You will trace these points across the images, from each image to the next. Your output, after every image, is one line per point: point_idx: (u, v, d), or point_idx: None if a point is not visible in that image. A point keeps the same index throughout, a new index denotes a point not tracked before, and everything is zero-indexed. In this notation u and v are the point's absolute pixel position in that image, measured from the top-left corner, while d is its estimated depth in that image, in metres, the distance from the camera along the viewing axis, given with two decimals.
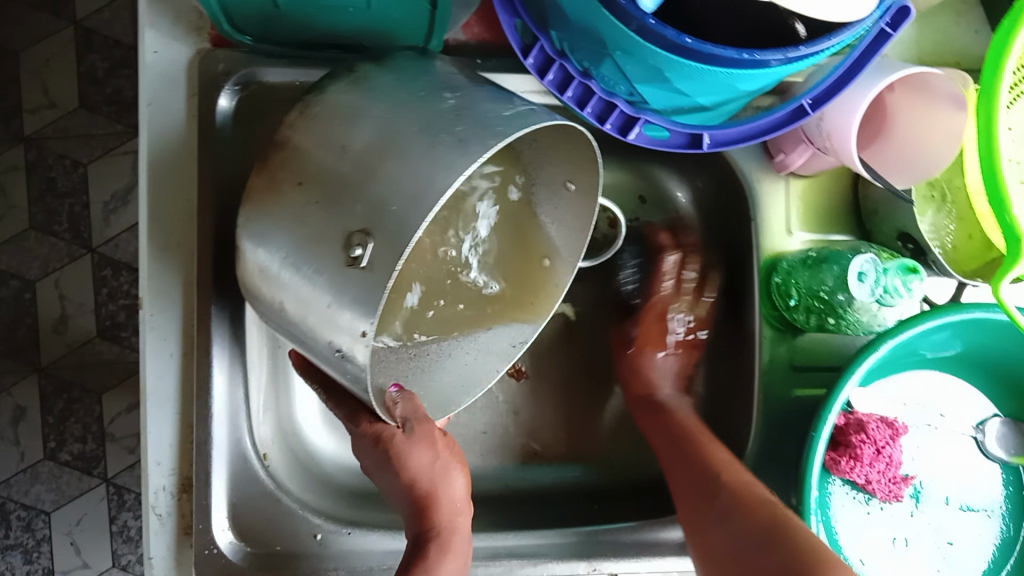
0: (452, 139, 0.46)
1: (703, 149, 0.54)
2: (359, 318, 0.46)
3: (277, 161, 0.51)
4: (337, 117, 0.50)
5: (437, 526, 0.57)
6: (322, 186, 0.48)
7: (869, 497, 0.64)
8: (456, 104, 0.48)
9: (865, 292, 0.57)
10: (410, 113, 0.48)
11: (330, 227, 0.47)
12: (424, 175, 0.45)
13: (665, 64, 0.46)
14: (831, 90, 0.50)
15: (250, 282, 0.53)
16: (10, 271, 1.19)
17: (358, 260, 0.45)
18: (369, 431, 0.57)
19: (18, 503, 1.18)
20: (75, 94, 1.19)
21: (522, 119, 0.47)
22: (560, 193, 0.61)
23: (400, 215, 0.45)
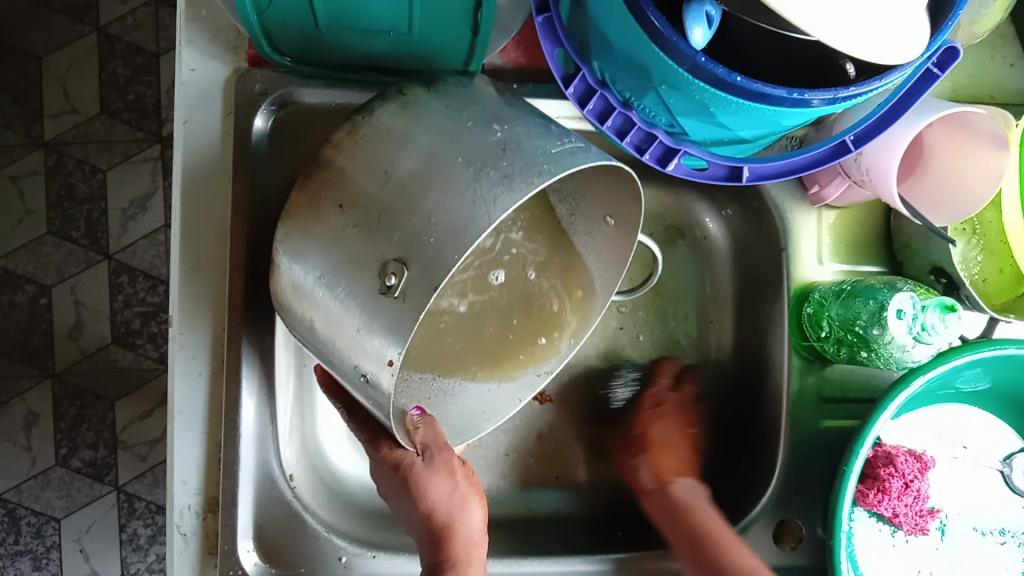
0: (497, 176, 0.45)
1: (742, 182, 0.53)
2: (388, 345, 0.46)
3: (321, 182, 0.51)
4: (384, 141, 0.50)
5: (454, 556, 0.56)
6: (361, 211, 0.48)
7: (895, 530, 0.62)
8: (503, 137, 0.47)
9: (903, 329, 0.56)
10: (458, 143, 0.47)
11: (368, 255, 0.47)
12: (468, 213, 0.45)
13: (711, 100, 0.46)
14: (876, 127, 0.50)
15: (283, 298, 0.53)
16: (26, 275, 1.19)
17: (391, 289, 0.46)
18: (388, 459, 0.58)
19: (28, 509, 1.18)
20: (97, 101, 1.19)
21: (569, 161, 0.46)
22: (599, 229, 0.61)
23: (437, 246, 0.45)
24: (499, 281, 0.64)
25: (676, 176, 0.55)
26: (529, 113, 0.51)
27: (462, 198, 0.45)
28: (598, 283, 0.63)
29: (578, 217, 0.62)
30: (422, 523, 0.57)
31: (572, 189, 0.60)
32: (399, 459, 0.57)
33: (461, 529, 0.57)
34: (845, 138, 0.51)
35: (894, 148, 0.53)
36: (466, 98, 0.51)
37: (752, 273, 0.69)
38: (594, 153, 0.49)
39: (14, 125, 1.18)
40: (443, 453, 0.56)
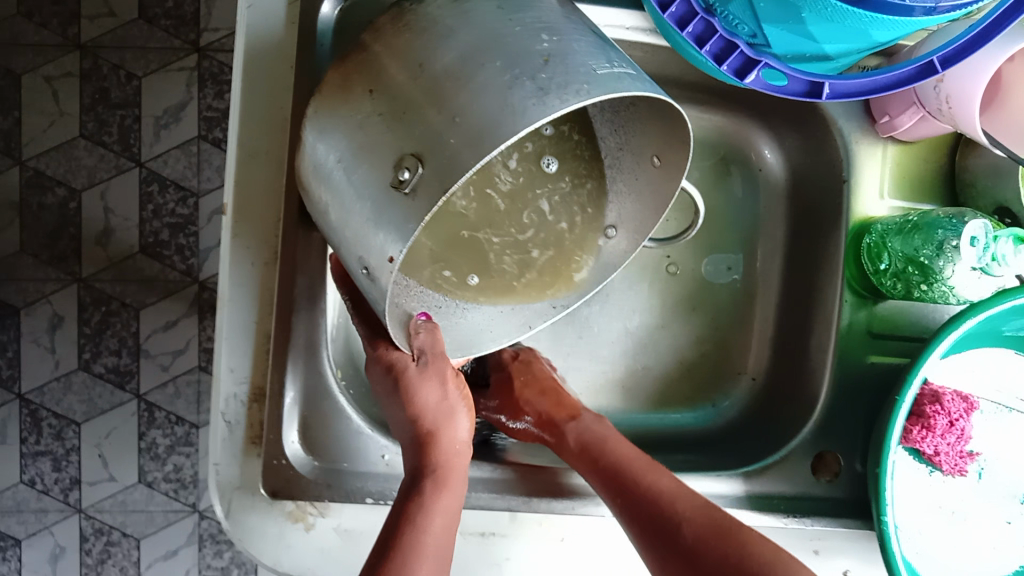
0: (532, 88, 0.42)
1: (821, 99, 0.52)
2: (390, 242, 0.45)
3: (357, 64, 0.48)
4: (423, 34, 0.46)
5: (434, 463, 0.55)
6: (391, 100, 0.46)
7: (933, 470, 0.63)
8: (549, 48, 0.44)
9: (973, 258, 0.56)
10: (500, 44, 0.44)
11: (388, 146, 0.45)
12: (493, 120, 0.42)
13: (805, 3, 0.45)
14: (963, 50, 0.49)
15: (306, 179, 0.52)
16: (56, 178, 1.18)
17: (404, 185, 0.44)
18: (384, 359, 0.58)
19: (49, 411, 1.19)
20: (135, 5, 1.17)
21: (611, 87, 0.43)
22: (646, 167, 0.59)
23: (454, 151, 0.43)
24: (552, 168, 0.63)
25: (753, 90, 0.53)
26: (581, 29, 0.47)
27: (495, 106, 0.42)
28: (631, 224, 0.62)
29: (625, 152, 0.60)
30: (414, 427, 0.57)
31: (622, 121, 0.58)
32: (396, 361, 0.57)
33: (445, 438, 0.57)
34: (931, 59, 0.49)
35: (980, 78, 0.52)
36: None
37: (810, 208, 0.68)
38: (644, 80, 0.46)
39: (51, 25, 1.16)
40: (438, 362, 0.57)
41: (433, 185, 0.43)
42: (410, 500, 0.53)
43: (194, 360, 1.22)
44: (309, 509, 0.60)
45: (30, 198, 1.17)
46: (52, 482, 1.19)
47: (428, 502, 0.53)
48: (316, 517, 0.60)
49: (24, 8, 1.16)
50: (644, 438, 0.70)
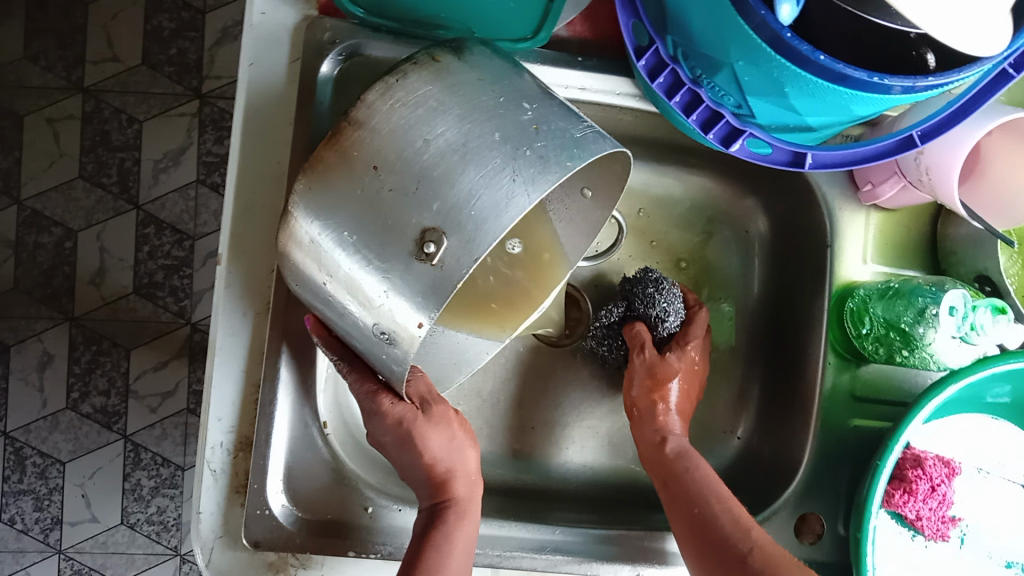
0: (533, 156, 0.45)
1: (804, 168, 0.54)
2: (416, 309, 0.45)
3: (353, 141, 0.46)
4: (413, 109, 0.46)
5: (455, 497, 0.58)
6: (399, 176, 0.45)
7: (915, 534, 0.63)
8: (534, 117, 0.47)
9: (952, 327, 0.56)
10: (493, 117, 0.46)
11: (401, 223, 0.45)
12: (507, 191, 0.44)
13: (788, 78, 0.46)
14: (943, 125, 0.50)
15: (291, 254, 0.49)
16: (53, 218, 1.19)
17: (430, 257, 0.44)
18: (391, 414, 0.57)
19: (34, 450, 1.18)
20: (139, 51, 1.19)
21: (596, 149, 0.47)
22: (575, 199, 0.62)
23: (478, 219, 0.43)
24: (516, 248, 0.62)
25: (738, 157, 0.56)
26: (552, 97, 0.50)
27: (505, 174, 0.44)
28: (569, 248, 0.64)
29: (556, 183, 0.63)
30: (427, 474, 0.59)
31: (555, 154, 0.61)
32: (403, 414, 0.57)
33: (461, 475, 0.59)
34: (912, 133, 0.51)
35: (958, 149, 0.53)
36: (500, 71, 0.49)
37: (794, 270, 0.69)
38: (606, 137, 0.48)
39: (55, 68, 1.18)
40: (443, 411, 0.59)
41: (466, 253, 0.43)
42: (437, 531, 0.56)
43: (182, 402, 1.21)
44: (290, 558, 0.60)
45: (26, 237, 1.18)
46: (33, 523, 1.18)
47: (453, 530, 0.56)
48: (299, 569, 0.60)
49: (29, 52, 1.18)
50: (625, 493, 0.70)
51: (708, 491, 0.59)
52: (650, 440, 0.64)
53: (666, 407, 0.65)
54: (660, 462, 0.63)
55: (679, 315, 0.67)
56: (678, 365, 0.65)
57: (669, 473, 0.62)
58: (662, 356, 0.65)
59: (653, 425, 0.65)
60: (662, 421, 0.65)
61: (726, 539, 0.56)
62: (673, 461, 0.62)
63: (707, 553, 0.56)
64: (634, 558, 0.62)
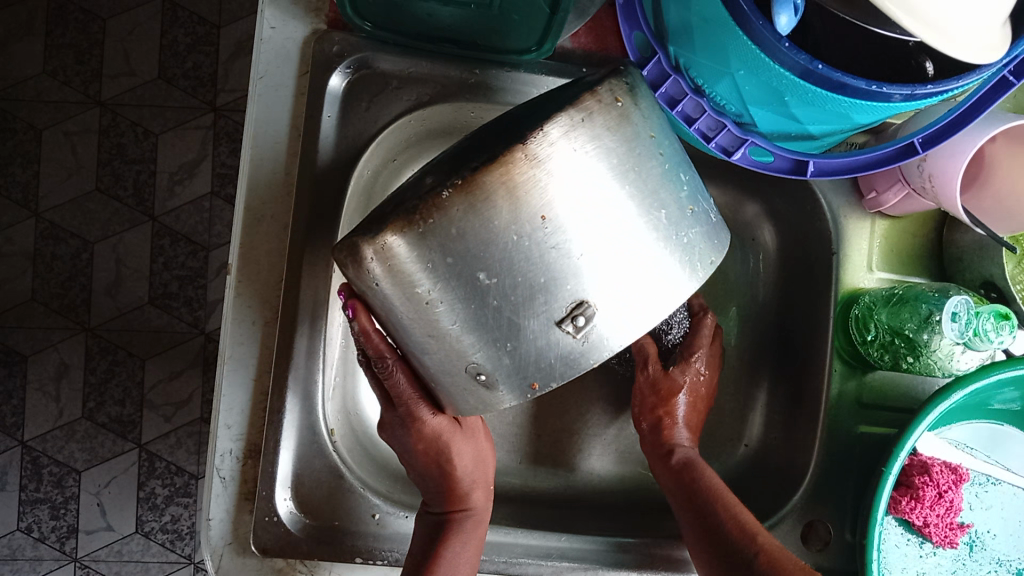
0: (685, 247, 0.45)
1: (806, 176, 0.55)
2: (532, 371, 0.44)
3: (525, 181, 0.41)
4: (592, 160, 0.42)
5: (472, 507, 0.60)
6: (564, 236, 0.42)
7: (923, 541, 0.63)
8: (686, 193, 0.46)
9: (954, 333, 0.56)
10: (660, 189, 0.44)
11: (550, 285, 0.42)
12: (659, 283, 0.44)
13: (787, 88, 0.47)
14: (943, 134, 0.51)
15: (396, 268, 0.42)
16: (70, 230, 1.20)
17: (573, 331, 0.43)
18: (428, 426, 0.57)
19: (51, 459, 1.20)
20: (155, 66, 1.22)
21: (719, 237, 0.48)
22: None
23: (631, 306, 0.43)
24: None
25: (741, 166, 0.56)
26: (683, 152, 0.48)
27: (665, 264, 0.44)
28: None
29: None
30: (441, 480, 0.60)
31: None
32: (439, 427, 0.57)
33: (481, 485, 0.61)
34: (912, 140, 0.52)
35: (961, 157, 0.53)
36: (666, 128, 0.46)
37: (801, 277, 0.69)
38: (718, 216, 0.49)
39: (73, 82, 1.20)
40: (472, 428, 0.61)
41: (615, 336, 0.43)
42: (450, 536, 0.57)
43: (196, 412, 1.23)
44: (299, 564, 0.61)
45: (44, 248, 1.20)
46: (49, 531, 1.19)
47: (467, 536, 0.58)
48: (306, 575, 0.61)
49: (48, 66, 1.20)
50: (634, 501, 0.70)
51: (720, 503, 0.59)
52: (659, 453, 0.64)
53: (673, 421, 0.65)
54: (671, 471, 0.63)
55: (683, 327, 0.68)
56: (683, 379, 0.65)
57: (680, 486, 0.62)
58: (664, 371, 0.65)
59: (660, 440, 0.65)
60: (669, 434, 0.64)
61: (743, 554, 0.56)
62: (686, 462, 0.62)
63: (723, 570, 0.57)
64: (640, 566, 0.63)
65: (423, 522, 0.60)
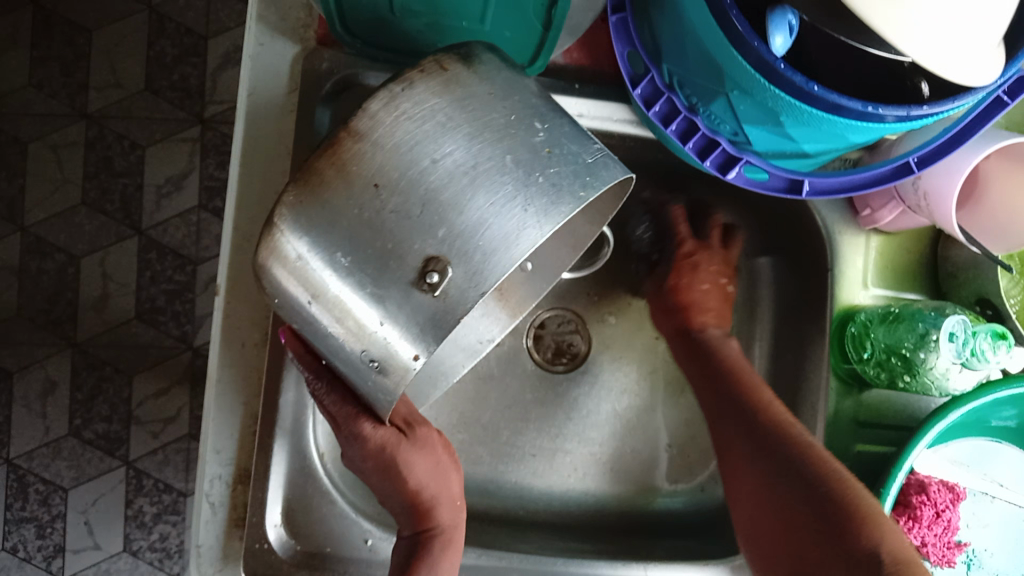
0: (545, 184, 0.43)
1: (801, 195, 0.54)
2: (419, 340, 0.42)
3: (351, 153, 0.43)
4: (417, 125, 0.43)
5: (439, 525, 0.57)
6: (405, 196, 0.43)
7: (921, 561, 0.62)
8: (546, 139, 0.45)
9: (952, 353, 0.56)
10: (501, 138, 0.44)
11: (404, 247, 0.43)
12: (517, 223, 0.42)
13: (783, 108, 0.46)
14: (939, 153, 0.51)
15: (283, 270, 0.45)
16: (56, 244, 1.19)
17: (432, 287, 0.42)
18: (375, 439, 0.56)
19: (37, 477, 1.18)
20: (142, 78, 1.20)
21: (608, 175, 0.45)
22: None
23: (486, 251, 0.42)
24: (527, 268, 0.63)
25: (735, 185, 0.56)
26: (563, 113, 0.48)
27: (522, 206, 0.42)
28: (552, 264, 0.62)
29: None
30: (403, 499, 0.59)
31: None
32: (385, 440, 0.57)
33: (445, 500, 0.59)
34: (908, 159, 0.51)
35: (957, 176, 0.53)
36: (513, 87, 0.46)
37: (796, 293, 0.69)
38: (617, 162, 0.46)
39: (58, 95, 1.19)
40: (424, 437, 0.60)
41: (473, 286, 0.41)
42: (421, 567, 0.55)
43: (184, 428, 1.21)
44: None
45: (29, 262, 1.19)
46: (35, 550, 1.17)
47: (438, 560, 0.55)
48: None
49: (33, 79, 1.19)
50: (630, 521, 0.69)
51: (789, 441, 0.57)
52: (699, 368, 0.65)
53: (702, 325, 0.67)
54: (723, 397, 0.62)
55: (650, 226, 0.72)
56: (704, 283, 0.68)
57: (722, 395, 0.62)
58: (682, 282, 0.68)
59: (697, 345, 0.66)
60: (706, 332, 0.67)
61: (822, 537, 0.52)
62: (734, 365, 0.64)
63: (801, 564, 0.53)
64: None
65: (399, 544, 0.59)
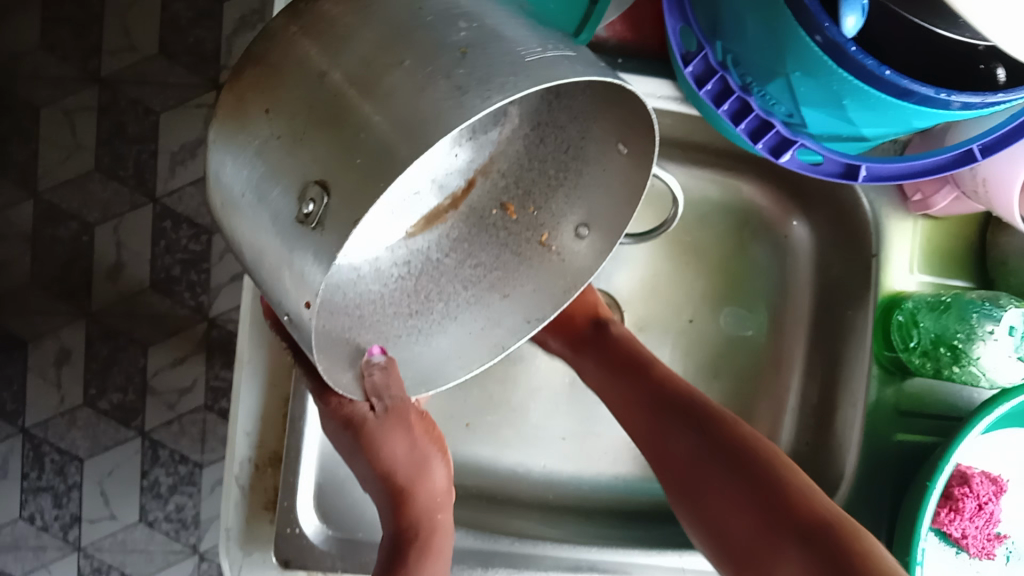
0: (449, 86, 0.35)
1: (857, 181, 0.52)
2: (309, 279, 0.37)
3: (250, 83, 0.39)
4: (327, 35, 0.37)
5: (415, 526, 0.53)
6: (293, 116, 0.37)
7: (960, 551, 0.61)
8: (468, 35, 0.36)
9: (1010, 346, 0.56)
10: (410, 37, 0.36)
11: (292, 171, 0.37)
12: (401, 130, 0.35)
13: (846, 91, 0.44)
14: (1004, 141, 0.49)
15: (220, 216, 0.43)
16: (70, 212, 1.17)
17: (310, 219, 0.36)
18: (340, 411, 0.53)
19: (52, 447, 1.18)
20: (156, 42, 1.17)
21: (545, 74, 0.35)
22: (612, 156, 0.50)
23: (365, 170, 0.35)
24: (585, 233, 0.54)
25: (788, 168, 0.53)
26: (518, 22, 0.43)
27: (417, 115, 0.35)
28: (604, 221, 0.52)
29: (588, 140, 0.50)
30: (384, 483, 0.54)
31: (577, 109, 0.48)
32: (355, 415, 0.53)
33: (422, 492, 0.55)
34: (972, 146, 0.49)
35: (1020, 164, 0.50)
36: None
37: (839, 276, 0.67)
38: (589, 66, 0.38)
39: (71, 59, 1.16)
40: (401, 411, 0.53)
41: (346, 216, 0.35)
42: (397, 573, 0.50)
43: (200, 399, 1.20)
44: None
45: (43, 230, 1.17)
46: (52, 519, 1.17)
47: (413, 568, 0.50)
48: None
49: (45, 42, 1.16)
50: (661, 506, 0.68)
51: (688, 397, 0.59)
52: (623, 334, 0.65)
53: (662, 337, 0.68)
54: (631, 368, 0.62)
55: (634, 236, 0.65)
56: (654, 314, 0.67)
57: (634, 365, 0.62)
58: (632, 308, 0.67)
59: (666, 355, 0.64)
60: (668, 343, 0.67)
61: (766, 523, 0.52)
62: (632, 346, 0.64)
63: (749, 561, 0.52)
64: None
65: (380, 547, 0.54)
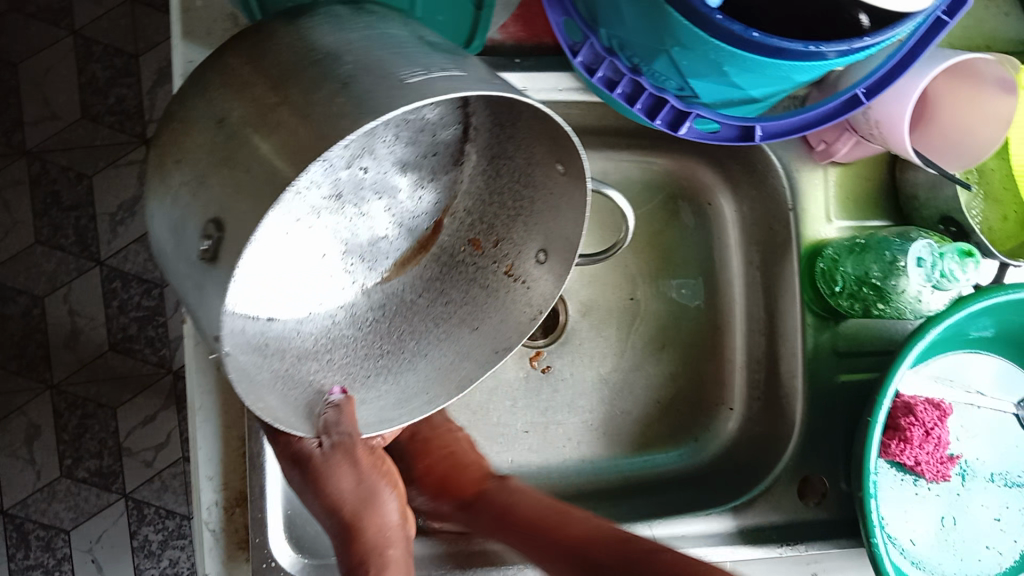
0: (328, 111, 0.36)
1: (755, 141, 0.55)
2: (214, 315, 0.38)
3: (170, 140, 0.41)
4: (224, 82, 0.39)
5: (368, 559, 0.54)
6: (197, 158, 0.39)
7: (917, 479, 0.64)
8: (352, 63, 0.37)
9: (922, 276, 0.58)
10: (300, 73, 0.37)
11: (195, 212, 0.38)
12: (284, 160, 0.36)
13: (726, 59, 0.46)
14: (884, 81, 0.51)
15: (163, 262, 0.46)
16: (16, 288, 1.16)
17: (209, 255, 0.38)
18: (288, 448, 0.53)
19: (35, 524, 1.16)
20: (77, 106, 1.17)
21: (423, 86, 0.36)
22: (552, 175, 0.50)
23: (250, 199, 0.36)
24: (541, 258, 0.54)
25: (689, 139, 0.56)
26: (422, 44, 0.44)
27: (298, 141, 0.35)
28: (559, 244, 0.53)
29: (533, 166, 0.51)
30: (334, 517, 0.55)
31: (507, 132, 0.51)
32: (304, 451, 0.53)
33: (373, 523, 0.56)
34: (856, 91, 0.51)
35: (906, 98, 0.53)
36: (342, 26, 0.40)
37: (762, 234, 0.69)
38: (478, 82, 0.38)
39: None
40: (347, 447, 0.54)
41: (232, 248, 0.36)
42: None
43: (178, 451, 1.20)
44: None
45: None
46: None
47: None
48: None
49: None
50: (633, 482, 0.69)
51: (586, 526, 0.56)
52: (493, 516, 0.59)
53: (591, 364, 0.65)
54: (516, 523, 0.58)
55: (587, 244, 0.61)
56: None
57: (537, 517, 0.58)
58: None
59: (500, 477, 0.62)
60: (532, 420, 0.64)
61: None
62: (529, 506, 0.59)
63: None
64: None
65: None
